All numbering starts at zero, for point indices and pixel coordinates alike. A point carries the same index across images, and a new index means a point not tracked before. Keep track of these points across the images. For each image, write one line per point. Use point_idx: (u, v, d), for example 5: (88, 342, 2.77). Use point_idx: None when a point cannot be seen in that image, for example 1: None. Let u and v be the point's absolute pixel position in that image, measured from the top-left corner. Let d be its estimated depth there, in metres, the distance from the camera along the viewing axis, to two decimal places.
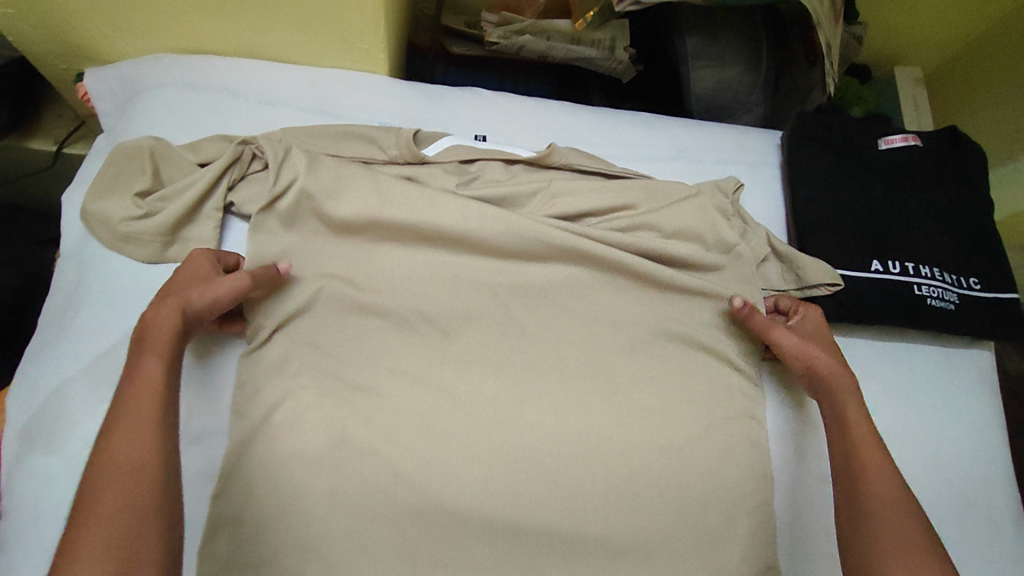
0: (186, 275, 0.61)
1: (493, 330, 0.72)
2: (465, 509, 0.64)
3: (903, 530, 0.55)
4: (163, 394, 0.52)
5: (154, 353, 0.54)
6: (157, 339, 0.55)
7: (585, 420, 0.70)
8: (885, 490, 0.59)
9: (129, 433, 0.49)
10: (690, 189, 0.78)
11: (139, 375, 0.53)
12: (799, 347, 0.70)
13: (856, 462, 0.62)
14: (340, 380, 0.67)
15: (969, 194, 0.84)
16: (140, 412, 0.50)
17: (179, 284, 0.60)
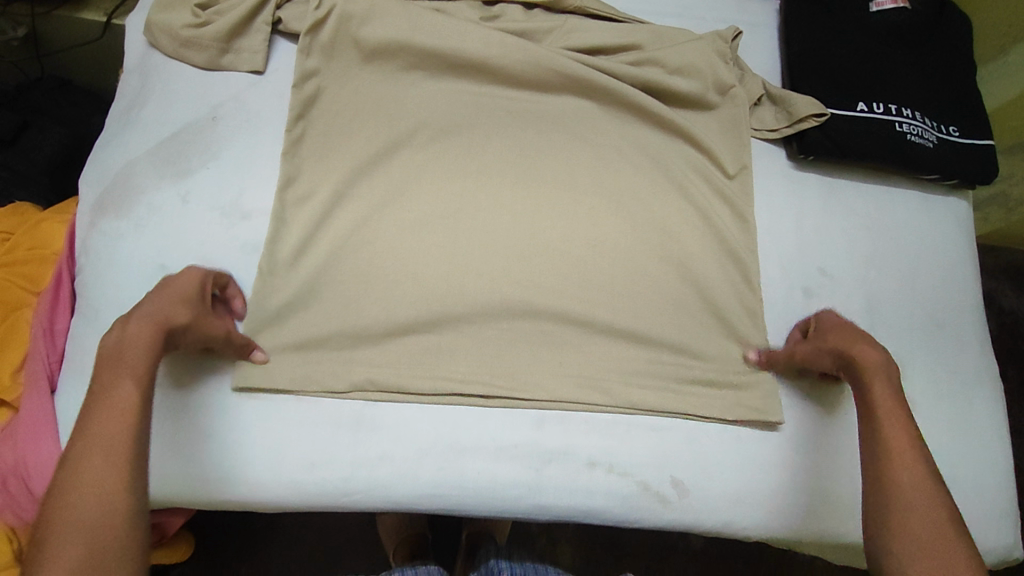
0: (174, 294, 0.58)
1: (511, 149, 0.78)
2: (488, 292, 0.72)
3: (930, 519, 0.55)
4: (138, 422, 0.50)
5: (128, 374, 0.52)
6: (127, 357, 0.53)
7: (593, 228, 0.77)
8: (917, 484, 0.57)
9: (111, 462, 0.47)
10: (692, 35, 0.86)
11: (111, 395, 0.51)
12: (836, 332, 0.68)
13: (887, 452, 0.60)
14: (371, 179, 0.74)
15: (952, 56, 0.90)
16: (106, 445, 0.48)
17: (156, 309, 0.56)
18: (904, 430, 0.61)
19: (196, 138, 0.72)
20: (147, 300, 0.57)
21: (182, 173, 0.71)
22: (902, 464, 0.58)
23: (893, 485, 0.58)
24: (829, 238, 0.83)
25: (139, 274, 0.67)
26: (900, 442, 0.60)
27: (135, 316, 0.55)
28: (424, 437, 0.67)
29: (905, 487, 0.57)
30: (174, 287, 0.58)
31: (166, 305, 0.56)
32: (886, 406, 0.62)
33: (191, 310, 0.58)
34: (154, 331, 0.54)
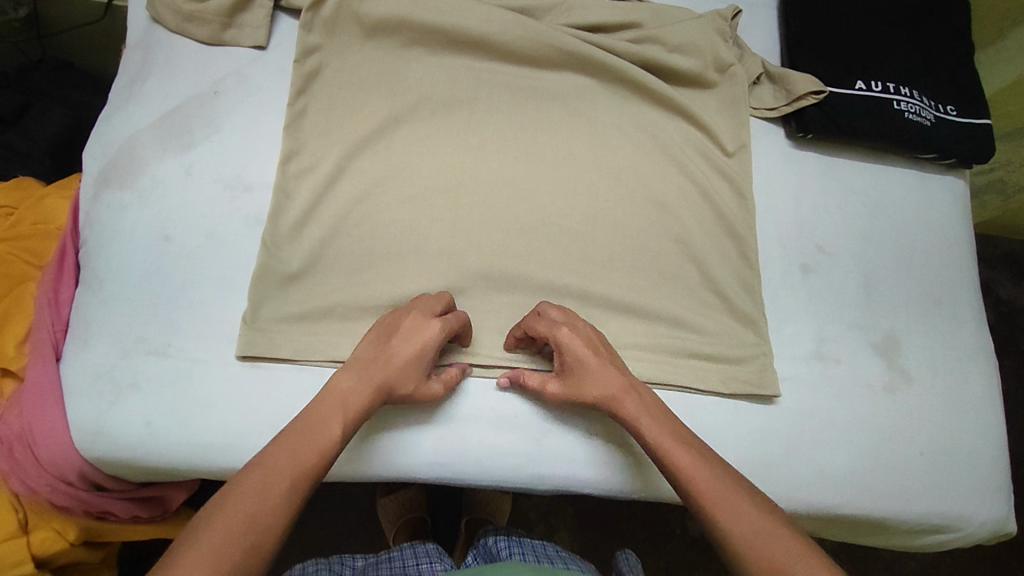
0: (409, 346, 0.62)
1: (510, 127, 0.79)
2: (487, 266, 0.73)
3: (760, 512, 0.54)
4: (324, 451, 0.55)
5: (342, 414, 0.57)
6: (352, 399, 0.58)
7: (591, 204, 0.77)
8: (742, 521, 0.54)
9: (286, 469, 0.52)
10: (692, 14, 0.86)
11: (319, 427, 0.56)
12: (580, 351, 0.64)
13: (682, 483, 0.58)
14: (371, 154, 0.74)
15: (950, 36, 0.90)
16: (282, 469, 0.52)
17: (380, 362, 0.61)
18: (705, 460, 0.59)
19: (199, 112, 0.73)
20: (393, 351, 0.62)
21: (186, 146, 0.71)
22: (709, 497, 0.56)
23: (693, 484, 0.57)
24: (825, 216, 0.84)
25: (143, 245, 0.67)
26: (712, 475, 0.57)
27: (384, 364, 0.61)
28: (423, 408, 0.67)
29: (703, 486, 0.56)
30: (412, 335, 0.62)
31: (400, 364, 0.61)
32: (657, 436, 0.61)
33: (417, 372, 0.62)
34: (375, 386, 0.60)
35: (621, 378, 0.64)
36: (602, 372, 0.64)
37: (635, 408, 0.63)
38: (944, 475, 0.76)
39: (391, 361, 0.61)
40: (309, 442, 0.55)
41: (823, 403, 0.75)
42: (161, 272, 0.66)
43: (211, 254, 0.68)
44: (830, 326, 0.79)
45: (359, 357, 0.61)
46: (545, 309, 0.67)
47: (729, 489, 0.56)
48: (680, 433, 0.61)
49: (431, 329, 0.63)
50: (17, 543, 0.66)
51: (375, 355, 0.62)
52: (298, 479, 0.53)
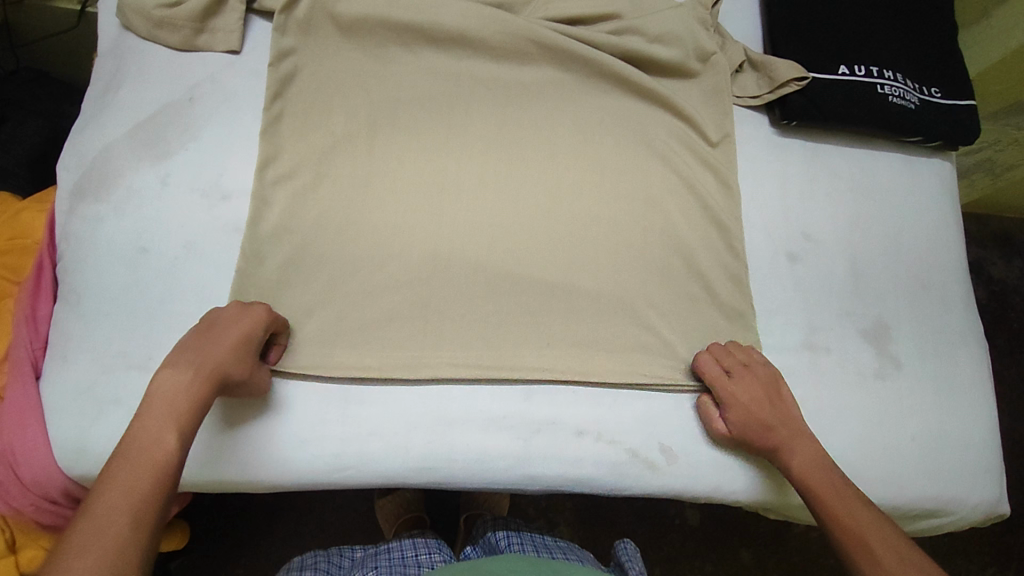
0: (224, 354, 0.57)
1: (491, 126, 0.78)
2: (471, 269, 0.72)
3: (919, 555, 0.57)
4: (155, 472, 0.49)
5: (168, 428, 0.51)
6: (178, 406, 0.53)
7: (576, 201, 0.77)
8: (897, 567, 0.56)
9: (106, 503, 0.46)
10: (672, 3, 0.85)
11: (146, 444, 0.50)
12: (748, 403, 0.66)
13: (844, 528, 0.60)
14: (350, 157, 0.73)
15: (931, 17, 0.90)
16: (113, 507, 0.46)
17: (201, 368, 0.55)
18: (864, 508, 0.61)
19: (174, 120, 0.71)
20: (205, 345, 0.57)
21: (161, 156, 0.70)
22: (866, 541, 0.59)
23: (852, 530, 0.60)
24: (813, 203, 0.83)
25: (121, 257, 0.66)
26: (873, 526, 0.59)
27: (199, 358, 0.56)
28: (411, 413, 0.66)
29: (865, 529, 0.60)
30: (221, 342, 0.57)
31: (224, 346, 0.57)
32: (820, 488, 0.63)
33: (244, 354, 0.59)
34: (206, 372, 0.55)
35: (787, 426, 0.67)
36: (772, 407, 0.67)
37: (795, 445, 0.66)
38: (935, 461, 0.75)
39: (207, 366, 0.56)
40: (134, 465, 0.48)
41: (813, 394, 0.75)
42: (139, 285, 0.65)
43: (191, 265, 0.67)
44: (820, 314, 0.79)
45: (175, 363, 0.55)
46: (716, 352, 0.71)
47: (888, 534, 0.59)
48: (843, 483, 0.64)
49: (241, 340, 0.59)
50: (4, 564, 0.66)
51: (203, 338, 0.57)
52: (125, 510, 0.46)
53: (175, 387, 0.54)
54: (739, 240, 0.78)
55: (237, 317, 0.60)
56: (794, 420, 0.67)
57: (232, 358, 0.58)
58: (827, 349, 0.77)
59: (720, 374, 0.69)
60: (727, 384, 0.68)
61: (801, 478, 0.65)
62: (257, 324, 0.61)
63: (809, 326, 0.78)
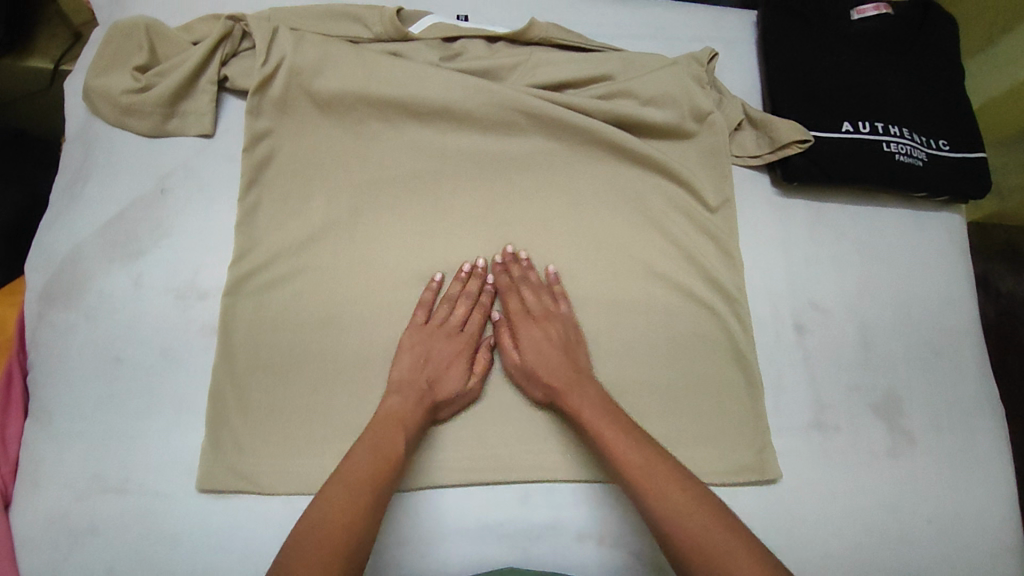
0: (451, 386, 0.65)
1: (482, 204, 0.74)
2: (464, 363, 0.69)
3: (707, 513, 0.52)
4: (381, 460, 0.55)
5: (400, 432, 0.59)
6: (406, 419, 0.60)
7: (574, 282, 0.73)
8: (683, 505, 0.53)
9: (336, 487, 0.52)
10: (666, 60, 0.81)
11: (383, 443, 0.57)
12: (539, 341, 0.67)
13: (619, 456, 0.58)
14: (333, 248, 0.70)
15: (935, 64, 0.86)
16: (352, 476, 0.53)
17: (420, 389, 0.63)
18: (648, 446, 0.58)
19: (146, 215, 0.68)
20: (430, 351, 0.66)
21: (134, 256, 0.67)
22: (662, 487, 0.55)
23: (625, 465, 0.57)
24: (818, 270, 0.81)
25: (93, 368, 0.63)
26: (652, 461, 0.57)
27: (427, 376, 0.64)
28: (405, 527, 0.63)
29: (635, 462, 0.57)
30: (449, 373, 0.65)
31: (439, 348, 0.66)
32: (600, 424, 0.60)
33: (448, 345, 0.67)
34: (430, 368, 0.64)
35: (570, 372, 0.65)
36: (559, 352, 0.67)
37: (580, 386, 0.64)
38: (952, 544, 0.72)
39: (432, 392, 0.63)
40: (359, 456, 0.55)
41: (823, 478, 0.72)
42: (114, 398, 0.62)
43: (169, 373, 0.64)
44: (826, 389, 0.76)
45: (400, 382, 0.63)
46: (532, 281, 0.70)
47: (674, 480, 0.55)
48: (615, 414, 0.62)
49: (466, 371, 0.66)
50: None
51: (425, 337, 0.66)
52: (366, 489, 0.53)
53: (404, 404, 0.62)
54: (741, 313, 0.76)
55: (451, 298, 0.69)
56: (580, 372, 0.66)
57: (440, 353, 0.66)
58: (834, 428, 0.75)
59: (515, 352, 0.68)
60: (518, 352, 0.67)
61: (579, 418, 0.62)
62: (426, 320, 0.67)
63: (816, 402, 0.75)
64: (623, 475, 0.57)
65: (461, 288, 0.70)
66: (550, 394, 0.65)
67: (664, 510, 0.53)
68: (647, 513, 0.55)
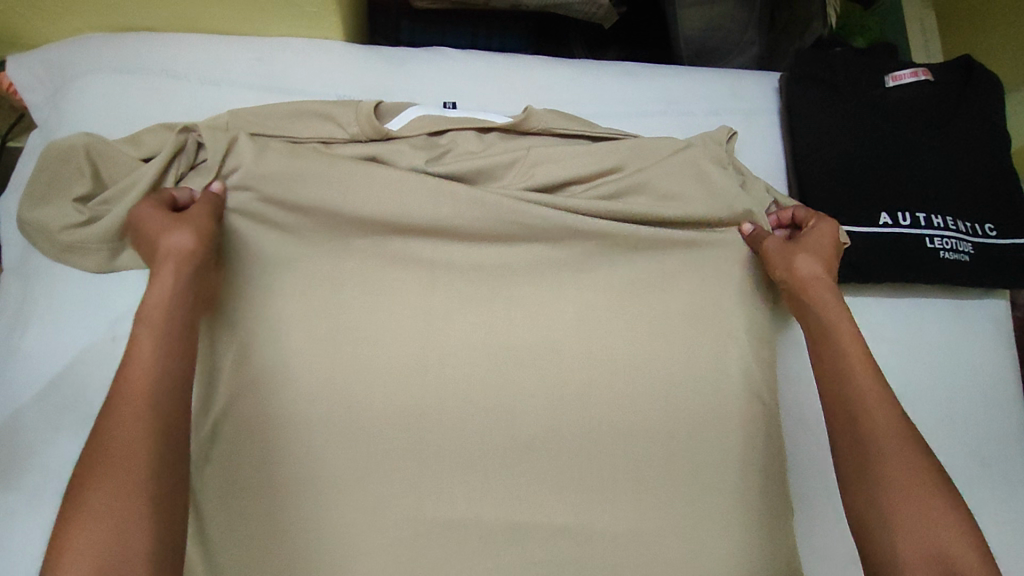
0: (177, 241, 0.54)
1: (480, 325, 0.66)
2: (464, 519, 0.61)
3: (916, 477, 0.52)
4: (147, 402, 0.46)
5: (143, 353, 0.48)
6: (151, 320, 0.50)
7: (588, 412, 0.65)
8: (908, 464, 0.53)
9: (102, 462, 0.44)
10: (680, 143, 0.73)
11: (126, 374, 0.47)
12: (812, 251, 0.65)
13: (851, 396, 0.57)
14: (312, 393, 0.61)
15: (981, 132, 0.77)
16: (104, 440, 0.44)
17: (172, 287, 0.52)
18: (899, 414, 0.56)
19: (95, 369, 0.60)
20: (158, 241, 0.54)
21: (84, 419, 0.59)
22: (871, 434, 0.55)
23: (864, 417, 0.56)
24: None
25: (44, 557, 0.55)
26: (878, 399, 0.56)
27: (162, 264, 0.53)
28: None
29: (877, 421, 0.55)
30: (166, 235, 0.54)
31: (152, 234, 0.55)
32: (848, 345, 0.60)
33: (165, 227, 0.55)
34: (162, 265, 0.53)
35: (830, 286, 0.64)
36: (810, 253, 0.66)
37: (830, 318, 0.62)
38: None
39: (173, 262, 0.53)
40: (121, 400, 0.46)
41: None
42: None
43: None
44: None
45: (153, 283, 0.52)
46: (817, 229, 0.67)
47: (909, 448, 0.53)
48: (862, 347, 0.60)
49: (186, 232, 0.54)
50: None
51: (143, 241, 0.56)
52: (127, 437, 0.44)
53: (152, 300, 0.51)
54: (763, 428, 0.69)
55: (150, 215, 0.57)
56: (828, 263, 0.65)
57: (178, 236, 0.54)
58: None
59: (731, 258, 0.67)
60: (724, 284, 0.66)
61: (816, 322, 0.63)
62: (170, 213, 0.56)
63: None
64: (847, 411, 0.57)
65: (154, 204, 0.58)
66: (797, 288, 0.65)
67: (882, 458, 0.54)
68: (856, 435, 0.56)
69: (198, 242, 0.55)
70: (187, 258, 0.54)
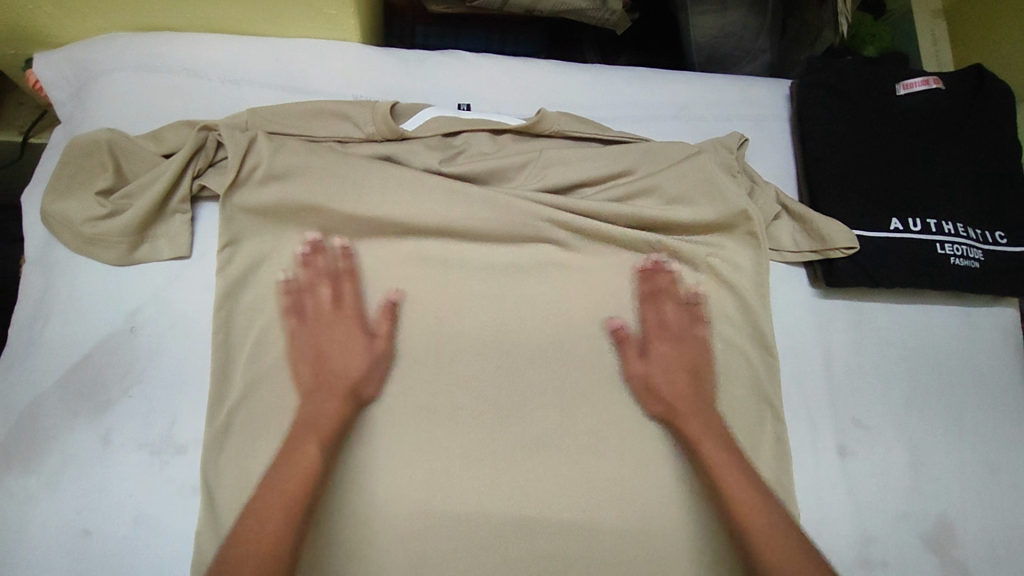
0: (354, 367, 0.62)
1: (492, 323, 0.67)
2: (473, 514, 0.62)
3: (776, 525, 0.55)
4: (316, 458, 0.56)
5: (332, 410, 0.60)
6: (322, 415, 0.59)
7: (597, 410, 0.66)
8: (755, 507, 0.56)
9: (279, 475, 0.54)
10: (690, 147, 0.73)
11: (317, 418, 0.59)
12: (683, 346, 0.68)
13: (715, 449, 0.62)
14: (326, 386, 0.62)
15: (990, 141, 0.78)
16: (276, 475, 0.54)
17: (358, 378, 0.62)
18: (756, 481, 0.59)
19: (113, 359, 0.61)
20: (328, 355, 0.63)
21: (100, 407, 0.60)
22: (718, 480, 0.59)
23: (716, 475, 0.60)
24: (864, 379, 0.73)
25: (55, 545, 0.56)
26: (718, 454, 0.61)
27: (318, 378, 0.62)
28: None
29: (725, 474, 0.59)
30: (347, 357, 0.62)
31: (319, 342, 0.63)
32: (686, 417, 0.65)
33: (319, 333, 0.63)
34: (349, 363, 0.62)
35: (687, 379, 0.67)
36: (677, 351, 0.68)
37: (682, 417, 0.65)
38: None
39: (341, 381, 0.62)
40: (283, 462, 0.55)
41: None
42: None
43: (142, 545, 0.57)
44: (873, 519, 0.69)
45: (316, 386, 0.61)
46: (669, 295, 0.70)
47: (757, 497, 0.57)
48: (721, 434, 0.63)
49: (357, 347, 0.63)
50: None
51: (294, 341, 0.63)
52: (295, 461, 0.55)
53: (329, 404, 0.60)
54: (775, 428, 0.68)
55: (308, 286, 0.64)
56: (692, 365, 0.67)
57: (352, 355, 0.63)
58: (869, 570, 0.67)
59: (638, 358, 0.68)
60: (647, 366, 0.67)
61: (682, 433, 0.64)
62: (332, 300, 0.64)
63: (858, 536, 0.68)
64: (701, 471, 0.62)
65: (307, 272, 0.65)
66: (670, 414, 0.65)
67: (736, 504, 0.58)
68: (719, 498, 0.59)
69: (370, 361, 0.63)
70: (376, 357, 0.63)
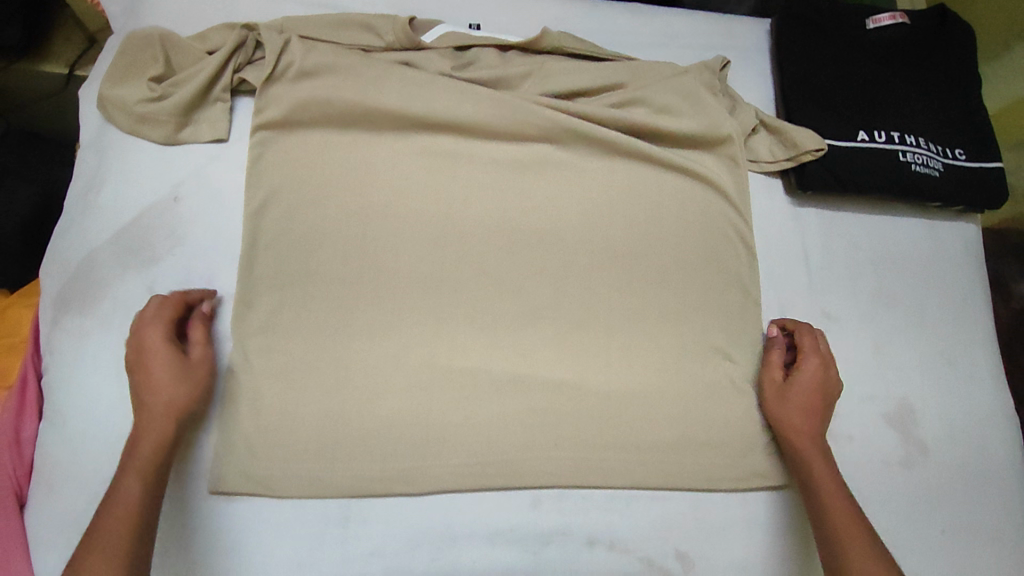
0: (170, 394, 0.59)
1: (494, 210, 0.75)
2: (474, 369, 0.69)
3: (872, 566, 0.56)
4: (134, 519, 0.53)
5: (135, 474, 0.55)
6: (143, 452, 0.57)
7: (587, 289, 0.74)
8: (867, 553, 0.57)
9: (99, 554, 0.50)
10: (677, 67, 0.81)
11: (117, 496, 0.54)
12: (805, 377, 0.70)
13: (822, 496, 0.63)
14: (346, 254, 0.70)
15: (952, 70, 0.85)
16: (94, 541, 0.51)
17: (158, 418, 0.59)
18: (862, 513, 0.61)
19: (158, 223, 0.69)
20: (147, 384, 0.60)
21: (146, 263, 0.68)
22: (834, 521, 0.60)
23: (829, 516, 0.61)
24: (832, 277, 0.80)
25: (107, 375, 0.64)
26: (838, 496, 0.62)
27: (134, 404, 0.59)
28: (412, 530, 0.65)
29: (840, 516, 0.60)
30: (160, 382, 0.60)
31: (162, 376, 0.60)
32: (815, 461, 0.66)
33: (172, 364, 0.61)
34: (155, 399, 0.59)
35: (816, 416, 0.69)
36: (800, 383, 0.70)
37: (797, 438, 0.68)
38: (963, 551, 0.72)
39: (160, 414, 0.59)
40: (108, 517, 0.53)
41: None
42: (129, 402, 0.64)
43: None
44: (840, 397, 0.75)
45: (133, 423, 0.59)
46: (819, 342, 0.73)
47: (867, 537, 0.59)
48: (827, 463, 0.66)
49: (180, 389, 0.60)
50: None
51: (138, 368, 0.61)
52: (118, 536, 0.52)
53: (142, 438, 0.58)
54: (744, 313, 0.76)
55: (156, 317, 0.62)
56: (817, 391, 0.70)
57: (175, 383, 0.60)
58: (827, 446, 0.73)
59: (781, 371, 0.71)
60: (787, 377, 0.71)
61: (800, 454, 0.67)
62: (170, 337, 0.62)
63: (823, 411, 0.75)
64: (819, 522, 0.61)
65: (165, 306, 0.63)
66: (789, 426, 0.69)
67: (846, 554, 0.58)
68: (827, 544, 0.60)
69: (191, 391, 0.61)
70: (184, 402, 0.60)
